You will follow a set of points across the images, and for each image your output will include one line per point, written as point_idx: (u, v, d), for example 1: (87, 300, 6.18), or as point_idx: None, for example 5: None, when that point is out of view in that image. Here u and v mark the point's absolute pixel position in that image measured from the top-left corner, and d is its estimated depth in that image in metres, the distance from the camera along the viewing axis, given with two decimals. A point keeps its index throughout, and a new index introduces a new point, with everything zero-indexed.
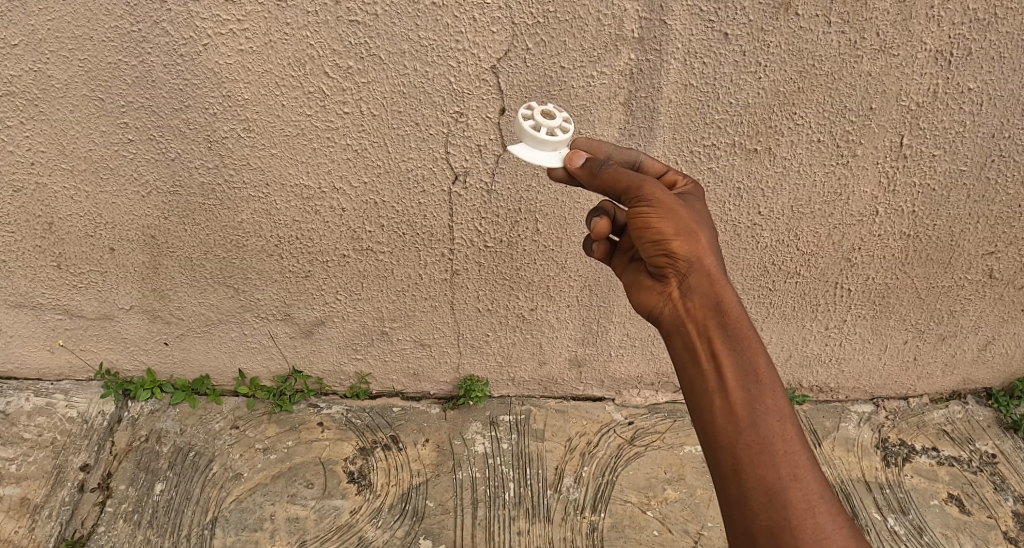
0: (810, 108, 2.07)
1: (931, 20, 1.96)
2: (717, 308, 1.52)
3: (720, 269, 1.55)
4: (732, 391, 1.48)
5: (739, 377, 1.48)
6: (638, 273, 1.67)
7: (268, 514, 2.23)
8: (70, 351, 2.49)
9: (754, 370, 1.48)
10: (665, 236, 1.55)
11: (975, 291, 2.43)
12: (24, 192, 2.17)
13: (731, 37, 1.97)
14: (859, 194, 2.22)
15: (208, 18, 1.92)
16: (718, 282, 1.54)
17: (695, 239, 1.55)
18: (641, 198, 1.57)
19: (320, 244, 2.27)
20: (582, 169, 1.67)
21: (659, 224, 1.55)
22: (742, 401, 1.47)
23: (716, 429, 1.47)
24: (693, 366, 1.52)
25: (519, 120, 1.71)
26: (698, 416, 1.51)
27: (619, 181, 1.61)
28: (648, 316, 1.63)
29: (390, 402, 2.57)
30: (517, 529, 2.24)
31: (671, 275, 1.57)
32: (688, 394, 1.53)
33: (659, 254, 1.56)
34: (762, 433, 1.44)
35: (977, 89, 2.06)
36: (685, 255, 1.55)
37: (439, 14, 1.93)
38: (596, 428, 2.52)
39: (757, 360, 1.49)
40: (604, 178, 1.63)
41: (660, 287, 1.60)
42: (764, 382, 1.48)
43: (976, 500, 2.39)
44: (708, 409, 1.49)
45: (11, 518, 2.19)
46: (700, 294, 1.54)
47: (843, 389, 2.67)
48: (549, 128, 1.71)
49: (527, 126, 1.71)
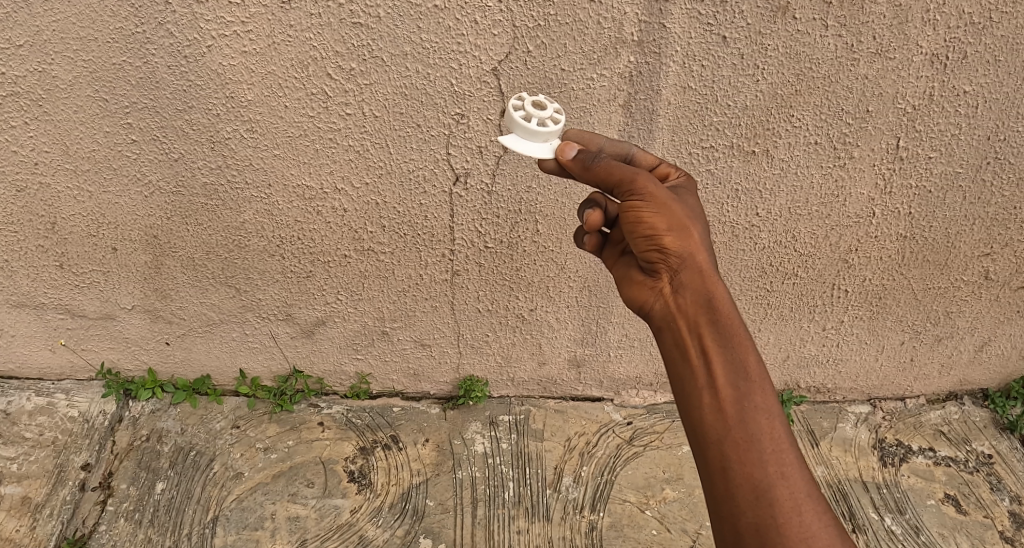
0: (808, 110, 2.09)
1: (928, 24, 1.98)
2: (708, 305, 1.54)
3: (711, 265, 1.57)
4: (721, 388, 1.49)
5: (729, 374, 1.49)
6: (629, 267, 1.68)
7: (268, 513, 2.24)
8: (72, 351, 2.50)
9: (744, 367, 1.50)
10: (658, 231, 1.56)
11: (971, 292, 2.45)
12: (27, 192, 2.18)
13: (729, 40, 1.99)
14: (857, 196, 2.24)
15: (212, 20, 1.93)
16: (710, 279, 1.55)
17: (688, 235, 1.56)
18: (634, 192, 1.58)
19: (321, 245, 2.28)
20: (573, 162, 1.66)
21: (652, 219, 1.56)
22: (730, 398, 1.48)
23: (704, 425, 1.48)
24: (683, 362, 1.53)
25: (510, 110, 1.73)
26: (687, 412, 1.52)
27: (612, 173, 1.61)
28: (640, 311, 1.64)
29: (390, 402, 2.58)
30: (516, 528, 2.25)
31: (663, 271, 1.59)
32: (678, 390, 1.54)
33: (652, 249, 1.58)
34: (750, 430, 1.46)
35: (973, 93, 2.08)
36: (677, 250, 1.56)
37: (440, 16, 1.95)
38: (596, 428, 2.54)
39: (747, 357, 1.50)
40: (597, 170, 1.63)
41: (651, 282, 1.62)
42: (753, 379, 1.49)
43: (972, 500, 2.41)
44: (696, 405, 1.50)
45: (13, 517, 2.19)
46: (691, 290, 1.56)
47: (840, 390, 2.69)
48: (541, 119, 1.73)
49: (518, 116, 1.72)
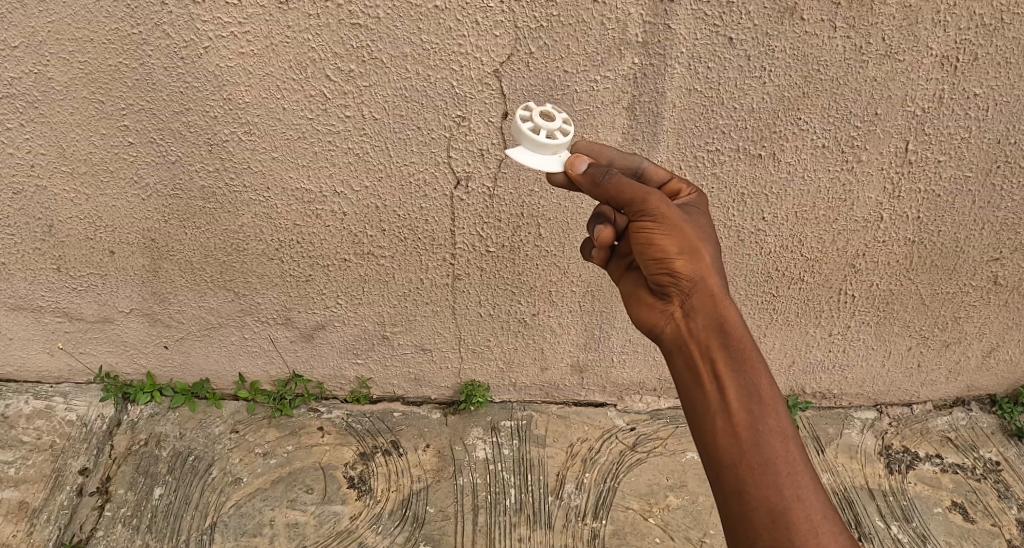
0: (815, 113, 2.05)
1: (937, 25, 1.94)
2: (720, 328, 1.52)
3: (723, 288, 1.56)
4: (735, 412, 1.48)
5: (742, 398, 1.48)
6: (637, 285, 1.68)
7: (267, 519, 2.22)
8: (69, 354, 2.47)
9: (757, 390, 1.49)
10: (669, 253, 1.55)
11: (980, 297, 2.41)
12: (23, 195, 2.15)
13: (735, 42, 1.95)
14: (865, 199, 2.20)
15: (209, 21, 1.91)
16: (721, 301, 1.54)
17: (699, 258, 1.55)
18: (645, 212, 1.57)
19: (320, 248, 2.25)
20: (583, 176, 1.63)
21: (662, 241, 1.56)
22: (745, 422, 1.47)
23: (718, 449, 1.47)
24: (695, 385, 1.52)
25: (516, 121, 1.68)
26: (699, 436, 1.51)
27: (623, 191, 1.59)
28: (649, 333, 1.63)
29: (390, 407, 2.56)
30: (518, 536, 2.22)
31: (673, 294, 1.58)
32: (690, 414, 1.53)
33: (662, 271, 1.57)
34: (764, 454, 1.44)
35: (983, 95, 2.04)
36: (688, 274, 1.55)
37: (441, 18, 1.91)
38: (599, 434, 2.51)
39: (759, 381, 1.49)
40: (609, 186, 1.60)
41: (661, 305, 1.60)
42: (766, 402, 1.48)
43: (980, 508, 2.38)
44: (709, 429, 1.48)
45: (9, 522, 2.17)
46: (702, 314, 1.54)
47: (846, 396, 2.65)
48: (549, 132, 1.69)
49: (525, 127, 1.68)
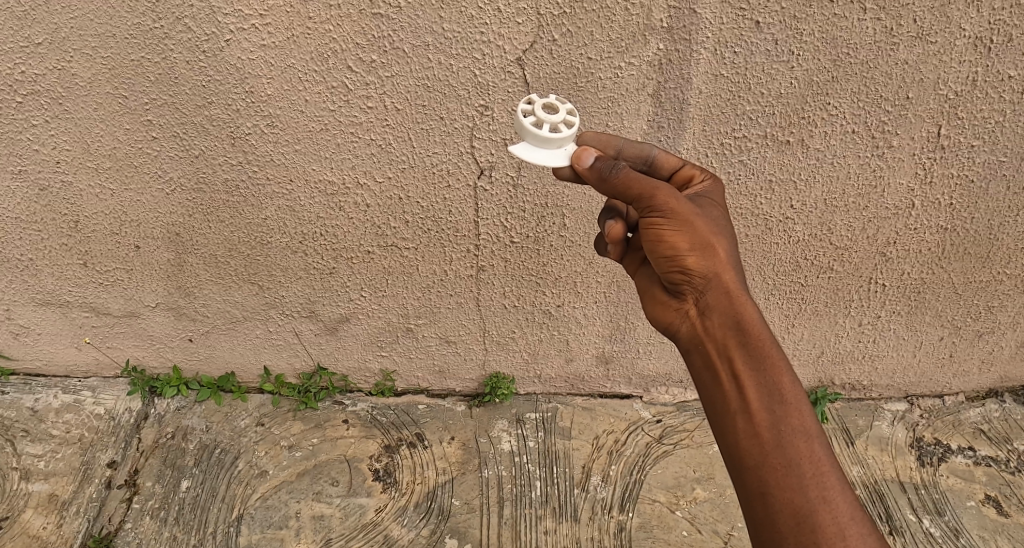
0: (844, 97, 2.00)
1: (970, 7, 1.89)
2: (737, 326, 1.51)
3: (739, 284, 1.54)
4: (755, 412, 1.46)
5: (763, 398, 1.46)
6: (651, 282, 1.68)
7: (293, 512, 2.22)
8: (97, 348, 2.48)
9: (778, 389, 1.47)
10: (680, 251, 1.55)
11: (1013, 286, 2.35)
12: (49, 191, 2.16)
13: (763, 25, 1.91)
14: (896, 186, 2.15)
15: (230, 14, 1.89)
16: (737, 297, 1.53)
17: (711, 254, 1.54)
18: (655, 208, 1.55)
19: (344, 241, 2.24)
20: (590, 170, 1.59)
21: (673, 238, 1.55)
22: (766, 423, 1.45)
23: (740, 451, 1.46)
24: (714, 386, 1.52)
25: (519, 117, 1.64)
26: (722, 438, 1.50)
27: (631, 186, 1.56)
28: (666, 332, 1.63)
29: (415, 399, 2.55)
30: (544, 528, 2.21)
31: (687, 292, 1.57)
32: (710, 414, 1.52)
33: (675, 269, 1.57)
34: (788, 456, 1.43)
35: (1018, 77, 1.98)
36: (701, 271, 1.54)
37: (463, 6, 1.89)
38: (625, 427, 2.49)
39: (780, 380, 1.47)
40: (616, 182, 1.57)
41: (676, 304, 1.60)
42: (789, 402, 1.46)
43: (1014, 502, 2.33)
44: (730, 430, 1.48)
45: (39, 514, 2.18)
46: (718, 312, 1.53)
47: (877, 387, 2.61)
48: (551, 124, 1.64)
49: (528, 124, 1.64)
